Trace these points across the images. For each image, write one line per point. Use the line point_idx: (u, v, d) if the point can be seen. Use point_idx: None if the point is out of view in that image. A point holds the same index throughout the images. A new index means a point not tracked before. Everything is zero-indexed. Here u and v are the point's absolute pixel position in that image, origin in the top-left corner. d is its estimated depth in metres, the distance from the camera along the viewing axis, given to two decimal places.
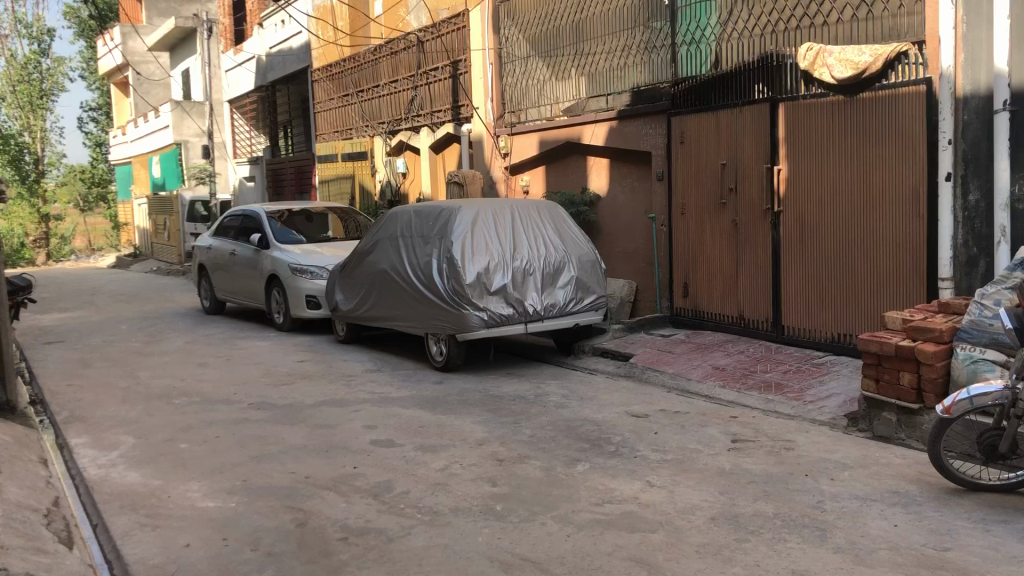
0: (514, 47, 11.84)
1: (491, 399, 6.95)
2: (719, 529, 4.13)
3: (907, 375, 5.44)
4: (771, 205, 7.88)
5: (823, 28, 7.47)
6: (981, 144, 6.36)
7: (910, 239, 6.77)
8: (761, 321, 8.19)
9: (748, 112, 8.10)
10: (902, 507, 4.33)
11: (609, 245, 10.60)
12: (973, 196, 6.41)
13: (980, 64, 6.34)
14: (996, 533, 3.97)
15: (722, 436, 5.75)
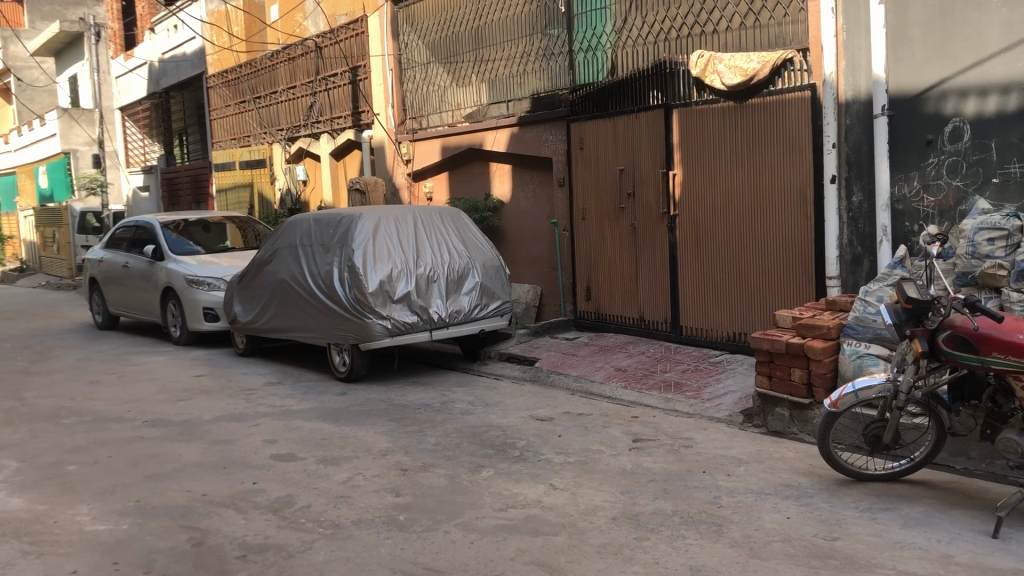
0: (414, 53, 11.79)
1: (396, 408, 6.89)
2: (619, 529, 4.19)
3: (798, 370, 5.63)
4: (668, 209, 8.05)
5: (714, 35, 7.65)
6: (862, 147, 6.62)
7: (798, 239, 7.02)
8: (660, 323, 8.36)
9: (643, 119, 8.25)
10: (794, 500, 4.47)
11: (513, 251, 10.67)
12: (857, 196, 6.67)
13: (860, 71, 6.58)
14: (881, 521, 4.14)
15: (623, 436, 5.83)
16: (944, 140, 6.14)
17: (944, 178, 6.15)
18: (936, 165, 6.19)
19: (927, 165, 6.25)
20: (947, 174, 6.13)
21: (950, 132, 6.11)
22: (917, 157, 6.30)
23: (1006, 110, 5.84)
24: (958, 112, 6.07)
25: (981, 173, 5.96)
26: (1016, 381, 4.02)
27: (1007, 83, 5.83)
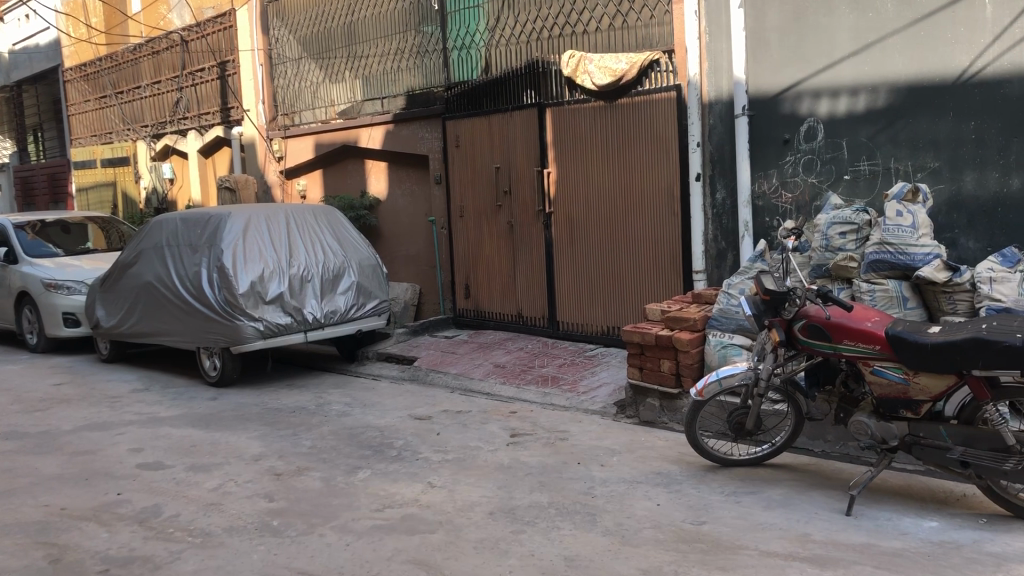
0: (285, 48, 11.54)
1: (270, 412, 6.72)
2: (496, 523, 4.22)
3: (667, 362, 5.81)
4: (543, 207, 8.17)
5: (583, 36, 7.79)
6: (724, 147, 6.89)
7: (667, 235, 7.25)
8: (538, 319, 8.47)
9: (517, 117, 8.33)
10: (664, 487, 4.62)
11: (391, 249, 10.59)
12: (720, 194, 6.94)
13: (722, 72, 6.83)
14: (745, 504, 4.31)
15: (501, 432, 5.88)
16: (800, 139, 6.45)
17: (800, 175, 6.47)
18: (794, 163, 6.50)
19: (784, 163, 6.55)
20: (803, 172, 6.44)
21: (805, 132, 6.43)
22: (775, 156, 6.59)
23: (855, 111, 6.17)
24: (812, 113, 6.38)
25: (834, 171, 6.29)
26: (865, 367, 4.24)
27: (856, 85, 6.16)
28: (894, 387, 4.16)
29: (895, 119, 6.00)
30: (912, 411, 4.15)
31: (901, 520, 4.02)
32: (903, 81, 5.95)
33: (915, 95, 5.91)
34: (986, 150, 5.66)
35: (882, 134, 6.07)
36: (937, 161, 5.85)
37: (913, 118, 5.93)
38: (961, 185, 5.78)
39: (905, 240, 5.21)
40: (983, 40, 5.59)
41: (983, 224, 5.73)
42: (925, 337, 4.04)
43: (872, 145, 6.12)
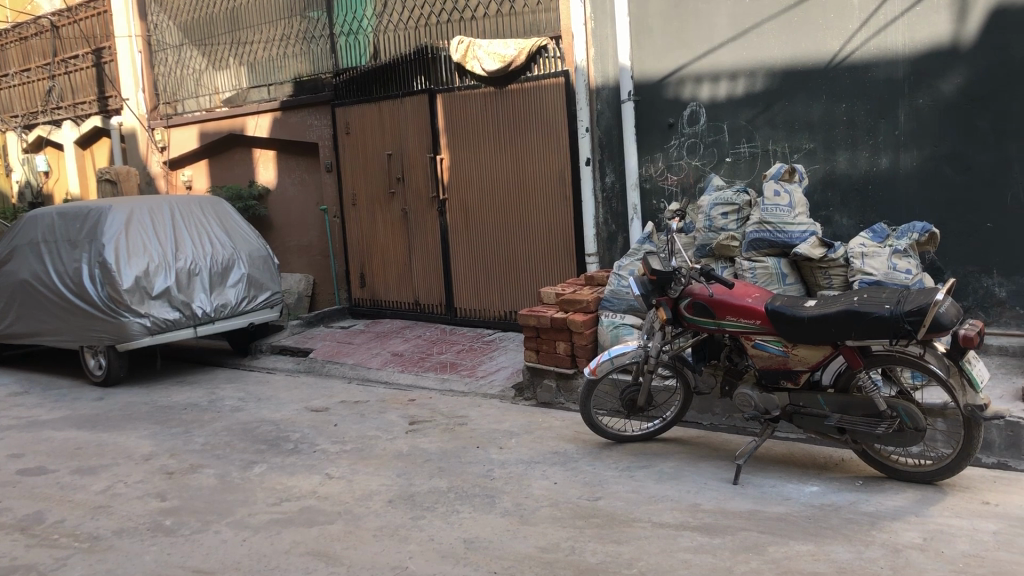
0: (164, 34, 11.15)
1: (160, 410, 6.53)
2: (395, 511, 4.22)
3: (562, 344, 5.91)
4: (436, 193, 8.16)
5: (471, 22, 7.78)
6: (612, 131, 7.02)
7: (560, 219, 7.38)
8: (435, 306, 8.48)
9: (408, 104, 8.27)
10: (561, 465, 4.71)
11: (284, 239, 10.41)
12: (609, 177, 7.08)
13: (608, 59, 6.94)
14: (638, 478, 4.45)
15: (400, 420, 5.88)
16: (684, 123, 6.64)
17: (685, 158, 6.66)
18: (678, 147, 6.69)
19: (669, 147, 6.73)
20: (687, 155, 6.65)
21: (688, 116, 6.62)
22: (661, 140, 6.77)
23: (735, 95, 6.38)
24: (694, 97, 6.57)
25: (716, 154, 6.51)
26: (747, 341, 4.42)
27: (735, 70, 6.36)
28: (775, 359, 4.34)
29: (773, 102, 6.24)
30: (792, 381, 4.34)
31: (784, 486, 4.21)
32: (779, 65, 6.18)
33: (790, 79, 6.15)
34: (856, 131, 5.94)
35: (760, 117, 6.30)
36: (812, 143, 6.12)
37: (788, 101, 6.17)
38: (835, 165, 6.06)
39: (783, 219, 5.47)
40: (852, 26, 5.85)
41: (855, 202, 6.01)
42: (801, 310, 4.23)
43: (751, 128, 6.35)
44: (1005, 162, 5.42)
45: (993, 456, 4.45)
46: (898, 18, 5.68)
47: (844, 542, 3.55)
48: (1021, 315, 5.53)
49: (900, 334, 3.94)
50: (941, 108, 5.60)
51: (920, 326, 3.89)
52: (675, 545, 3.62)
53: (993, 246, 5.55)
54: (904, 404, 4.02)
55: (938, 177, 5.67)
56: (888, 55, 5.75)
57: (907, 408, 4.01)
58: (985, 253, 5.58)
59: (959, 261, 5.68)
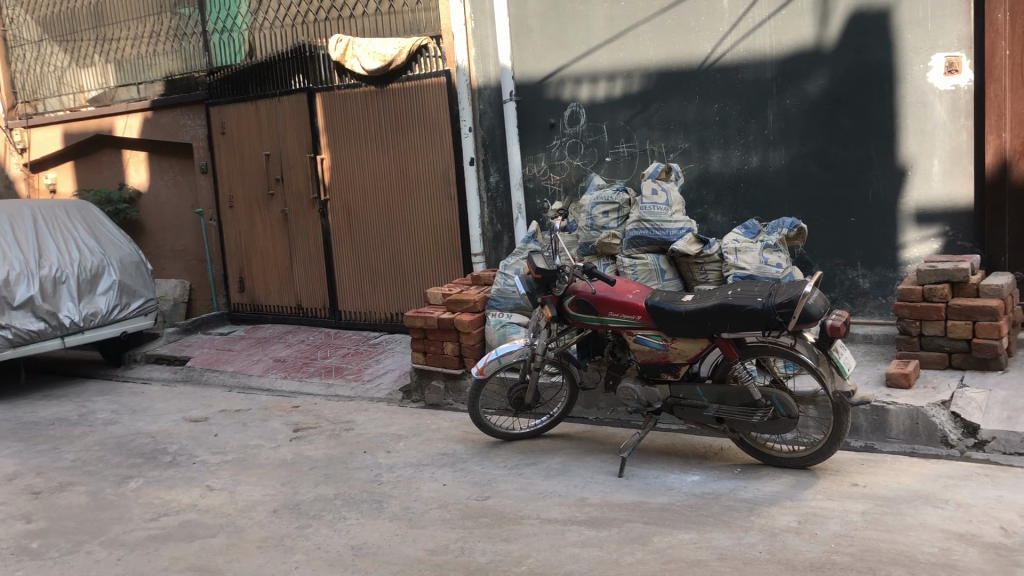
0: (21, 29, 10.55)
1: (25, 427, 6.17)
2: (279, 521, 4.11)
3: (450, 344, 5.90)
4: (317, 194, 8.01)
5: (350, 20, 7.65)
6: (495, 130, 7.07)
7: (444, 220, 7.37)
8: (318, 309, 8.32)
9: (286, 103, 8.09)
10: (449, 467, 4.69)
11: (158, 243, 10.01)
12: (493, 177, 7.12)
13: (488, 59, 6.98)
14: (526, 475, 4.47)
15: (284, 428, 5.73)
16: (565, 123, 6.73)
17: (566, 158, 6.76)
18: (560, 147, 6.78)
19: (551, 147, 6.81)
20: (568, 154, 6.75)
21: (568, 116, 6.71)
22: (542, 140, 6.84)
23: (614, 95, 6.51)
24: (574, 97, 6.67)
25: (596, 154, 6.64)
26: (630, 336, 4.51)
27: (613, 70, 6.49)
28: (655, 353, 4.45)
29: (649, 102, 6.39)
30: (672, 374, 4.45)
31: (667, 477, 4.32)
32: (654, 67, 6.33)
33: (665, 80, 6.31)
34: (728, 131, 6.14)
35: (638, 117, 6.45)
36: (687, 142, 6.30)
37: (664, 102, 6.34)
38: (709, 163, 6.25)
39: (660, 217, 5.62)
40: (723, 28, 6.04)
41: (728, 199, 6.22)
42: (679, 305, 4.34)
43: (629, 128, 6.50)
44: (867, 159, 5.71)
45: (860, 440, 4.67)
46: (765, 21, 5.91)
47: (724, 528, 3.67)
48: (883, 304, 5.84)
49: (772, 326, 4.10)
50: (807, 108, 5.86)
51: (791, 317, 4.05)
52: (563, 540, 3.65)
53: (857, 240, 5.84)
54: (778, 393, 4.17)
55: (805, 174, 5.92)
56: (757, 56, 5.97)
57: (780, 397, 4.16)
58: (849, 246, 5.87)
59: (825, 254, 5.95)
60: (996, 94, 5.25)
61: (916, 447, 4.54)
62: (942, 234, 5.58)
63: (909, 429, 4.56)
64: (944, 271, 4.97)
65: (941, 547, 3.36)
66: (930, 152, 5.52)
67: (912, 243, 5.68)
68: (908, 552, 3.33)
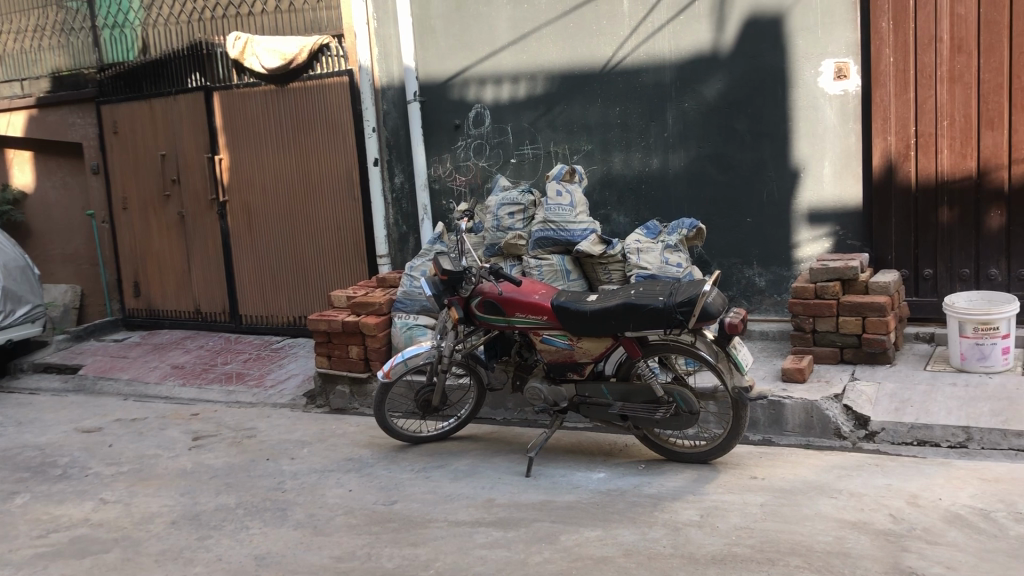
0: None
1: None
2: (178, 533, 3.98)
3: (355, 347, 5.83)
4: (215, 196, 7.79)
5: (249, 17, 7.48)
6: (400, 131, 7.03)
7: (348, 221, 7.27)
8: (218, 314, 8.10)
9: (182, 102, 7.84)
10: (356, 472, 4.63)
11: (45, 247, 9.55)
12: (398, 178, 7.08)
13: (392, 58, 6.93)
14: (434, 478, 4.44)
15: (182, 436, 5.55)
16: (469, 125, 6.73)
17: (472, 159, 6.76)
18: (465, 148, 6.77)
19: (456, 148, 6.80)
20: (473, 155, 6.75)
21: (473, 117, 6.71)
22: (447, 140, 6.82)
23: (518, 97, 6.54)
24: (478, 99, 6.67)
25: (501, 155, 6.66)
26: (536, 336, 4.53)
27: (516, 72, 6.52)
28: (562, 352, 4.48)
29: (553, 105, 6.45)
30: (578, 373, 4.49)
31: (573, 475, 4.35)
32: (557, 69, 6.39)
33: (568, 82, 6.37)
34: (630, 134, 6.24)
35: (541, 119, 6.50)
36: (590, 144, 6.38)
37: (568, 104, 6.40)
38: (611, 165, 6.34)
39: (565, 218, 5.67)
40: (623, 32, 6.13)
41: (630, 200, 6.33)
42: (584, 305, 4.38)
43: (533, 130, 6.54)
44: (762, 161, 5.89)
45: (758, 434, 4.82)
46: (664, 26, 6.02)
47: (629, 524, 3.72)
48: (778, 302, 6.03)
49: (673, 324, 4.19)
50: (705, 112, 6.00)
51: (691, 315, 4.15)
52: (470, 542, 3.64)
53: (752, 240, 6.01)
54: (680, 390, 4.25)
55: (703, 176, 6.07)
56: (656, 60, 6.08)
57: (682, 394, 4.24)
58: (745, 246, 6.04)
59: (724, 254, 6.11)
60: (882, 100, 5.50)
61: (811, 439, 4.70)
62: (833, 233, 5.79)
63: (805, 421, 4.72)
64: (836, 270, 5.16)
65: (835, 535, 3.48)
66: (821, 155, 5.73)
67: (805, 242, 5.88)
68: (805, 542, 3.44)
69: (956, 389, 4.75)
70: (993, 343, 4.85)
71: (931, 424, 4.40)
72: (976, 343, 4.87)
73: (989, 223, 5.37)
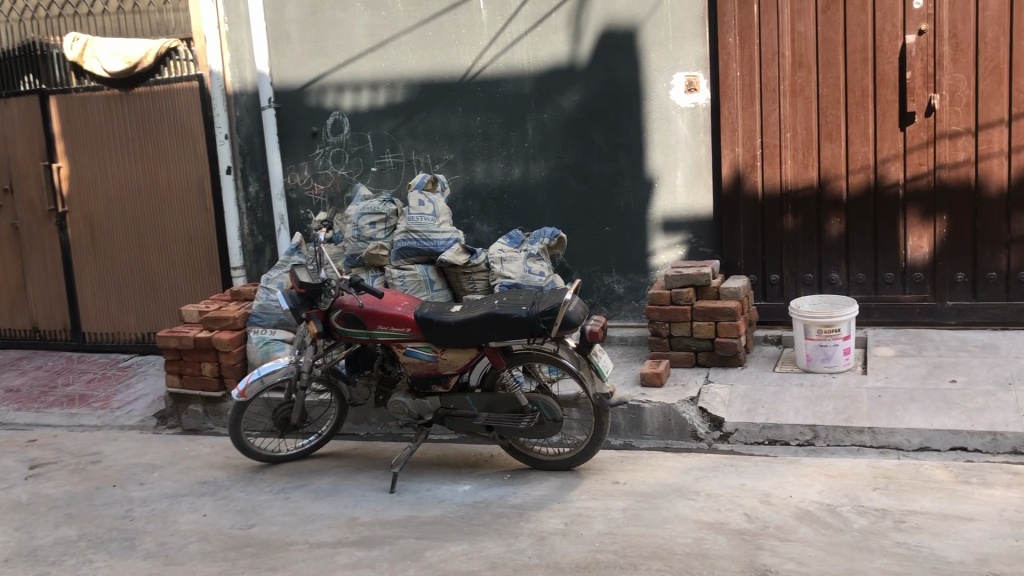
0: None
1: None
2: (11, 572, 3.68)
3: (208, 364, 5.59)
4: (54, 206, 7.31)
5: (89, 18, 7.02)
6: (253, 139, 6.80)
7: (199, 232, 6.97)
8: (58, 332, 7.60)
9: (15, 106, 7.32)
10: (210, 496, 4.41)
11: None
12: (253, 187, 6.85)
13: (245, 63, 6.70)
14: (294, 498, 4.29)
15: (17, 465, 5.15)
16: (327, 132, 6.58)
17: (330, 168, 6.61)
18: (323, 156, 6.61)
19: (314, 156, 6.63)
20: (332, 164, 6.60)
21: (331, 125, 6.56)
22: (304, 148, 6.64)
23: (377, 105, 6.44)
24: (336, 106, 6.53)
25: (361, 164, 6.55)
26: (398, 349, 4.45)
27: (375, 80, 6.42)
28: (425, 364, 4.41)
29: (413, 113, 6.39)
30: (442, 385, 4.44)
31: (438, 489, 4.30)
32: (416, 78, 6.33)
33: (428, 91, 6.32)
34: (491, 143, 6.26)
35: (402, 128, 6.43)
36: (452, 154, 6.35)
37: (428, 112, 6.35)
38: (473, 175, 6.33)
39: (428, 228, 5.61)
40: (482, 42, 6.14)
41: (493, 209, 6.34)
42: (447, 316, 4.34)
43: (394, 138, 6.46)
44: (619, 171, 6.02)
45: (620, 438, 4.90)
46: (522, 37, 6.07)
47: (496, 536, 3.70)
48: (637, 308, 6.16)
49: (536, 333, 4.20)
50: (564, 122, 6.08)
51: (553, 324, 4.17)
52: (333, 563, 3.53)
53: (611, 248, 6.13)
54: (543, 398, 4.28)
55: (563, 185, 6.14)
56: (515, 71, 6.12)
57: (545, 402, 4.27)
58: (604, 254, 6.15)
59: (584, 262, 6.20)
60: (730, 112, 5.71)
61: (669, 442, 4.82)
62: (686, 241, 5.97)
63: (663, 425, 4.83)
64: (688, 276, 5.33)
65: (694, 537, 3.57)
66: (674, 166, 5.91)
67: (661, 250, 6.03)
68: (666, 545, 3.51)
69: (803, 389, 4.97)
70: (835, 344, 5.11)
71: (781, 424, 4.59)
72: (819, 344, 5.13)
73: (830, 230, 5.67)
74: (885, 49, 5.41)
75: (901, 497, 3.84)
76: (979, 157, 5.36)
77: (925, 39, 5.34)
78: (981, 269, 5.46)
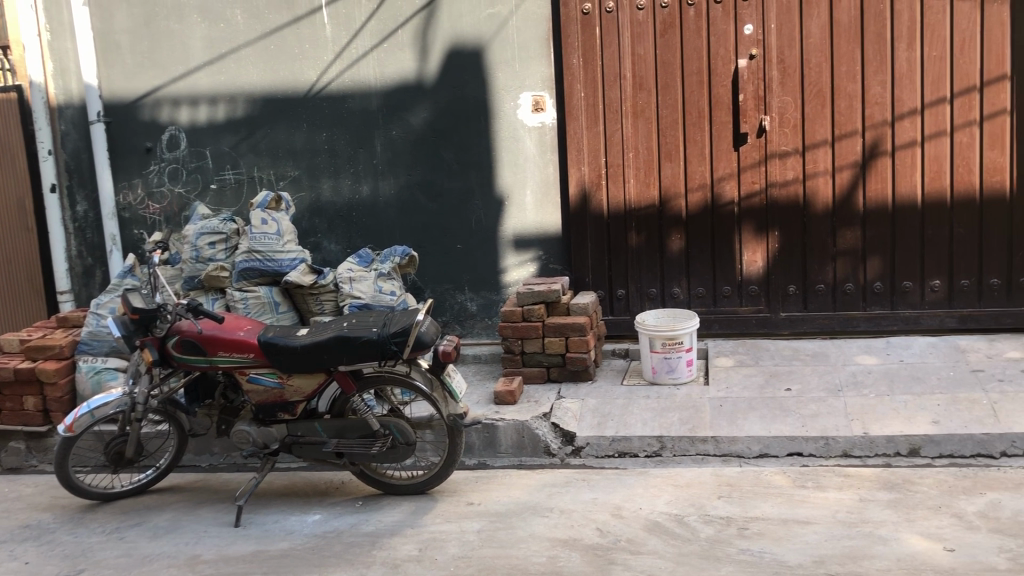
0: None
1: None
2: None
3: (31, 398, 5.17)
4: None
5: None
6: (81, 155, 6.35)
7: (20, 255, 6.53)
8: None
9: None
10: (33, 541, 4.07)
11: None
12: (81, 206, 6.38)
13: (70, 74, 6.25)
14: (129, 539, 4.02)
15: None
16: (162, 148, 6.26)
17: (166, 185, 6.30)
18: (158, 173, 6.29)
19: (148, 172, 6.30)
20: (169, 181, 6.29)
21: (166, 140, 6.25)
22: (138, 165, 6.30)
23: (216, 120, 6.19)
24: (172, 120, 6.23)
25: (199, 181, 6.27)
26: (241, 375, 4.26)
27: (214, 94, 6.16)
28: (271, 392, 4.25)
29: (254, 129, 6.17)
30: (289, 412, 4.28)
31: (287, 520, 4.13)
32: (258, 92, 6.12)
33: (269, 106, 6.13)
34: (337, 160, 6.12)
35: (243, 143, 6.20)
36: (297, 170, 6.18)
37: (270, 128, 6.15)
38: (320, 192, 6.18)
39: (272, 248, 5.43)
40: (327, 57, 6.01)
41: (341, 228, 6.20)
42: (293, 340, 4.18)
43: (235, 154, 6.22)
44: (468, 189, 6.02)
45: (474, 458, 4.87)
46: (368, 53, 5.98)
47: (347, 567, 3.58)
48: (489, 325, 6.16)
49: (387, 355, 4.10)
50: (412, 139, 6.03)
51: (405, 346, 4.09)
52: None
53: (462, 266, 6.11)
54: (396, 422, 4.19)
55: (413, 203, 6.09)
56: (361, 87, 6.02)
57: (397, 425, 4.19)
58: (456, 272, 6.13)
59: (435, 280, 6.16)
60: (575, 132, 5.81)
61: (523, 459, 4.84)
62: (537, 258, 6.03)
63: (517, 442, 4.84)
64: (539, 293, 5.37)
65: (548, 555, 3.57)
66: (523, 184, 5.96)
67: (512, 267, 6.07)
68: (521, 565, 3.50)
69: (649, 401, 5.10)
70: (679, 356, 5.26)
71: (629, 436, 4.70)
72: (664, 357, 5.27)
73: (672, 245, 5.86)
74: (719, 72, 5.65)
75: (743, 504, 3.98)
76: (806, 176, 5.67)
77: (755, 63, 5.61)
78: (810, 281, 5.77)
